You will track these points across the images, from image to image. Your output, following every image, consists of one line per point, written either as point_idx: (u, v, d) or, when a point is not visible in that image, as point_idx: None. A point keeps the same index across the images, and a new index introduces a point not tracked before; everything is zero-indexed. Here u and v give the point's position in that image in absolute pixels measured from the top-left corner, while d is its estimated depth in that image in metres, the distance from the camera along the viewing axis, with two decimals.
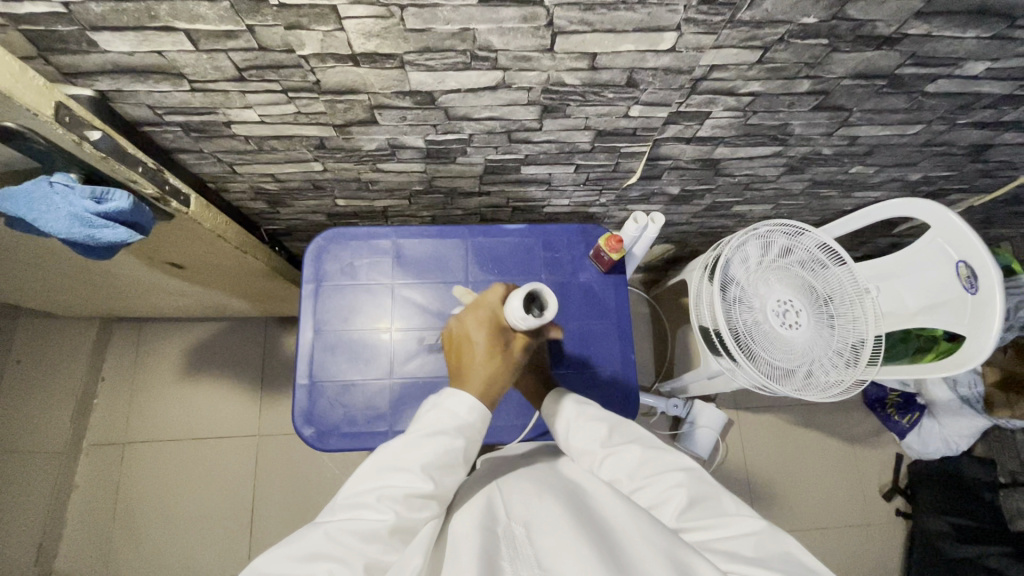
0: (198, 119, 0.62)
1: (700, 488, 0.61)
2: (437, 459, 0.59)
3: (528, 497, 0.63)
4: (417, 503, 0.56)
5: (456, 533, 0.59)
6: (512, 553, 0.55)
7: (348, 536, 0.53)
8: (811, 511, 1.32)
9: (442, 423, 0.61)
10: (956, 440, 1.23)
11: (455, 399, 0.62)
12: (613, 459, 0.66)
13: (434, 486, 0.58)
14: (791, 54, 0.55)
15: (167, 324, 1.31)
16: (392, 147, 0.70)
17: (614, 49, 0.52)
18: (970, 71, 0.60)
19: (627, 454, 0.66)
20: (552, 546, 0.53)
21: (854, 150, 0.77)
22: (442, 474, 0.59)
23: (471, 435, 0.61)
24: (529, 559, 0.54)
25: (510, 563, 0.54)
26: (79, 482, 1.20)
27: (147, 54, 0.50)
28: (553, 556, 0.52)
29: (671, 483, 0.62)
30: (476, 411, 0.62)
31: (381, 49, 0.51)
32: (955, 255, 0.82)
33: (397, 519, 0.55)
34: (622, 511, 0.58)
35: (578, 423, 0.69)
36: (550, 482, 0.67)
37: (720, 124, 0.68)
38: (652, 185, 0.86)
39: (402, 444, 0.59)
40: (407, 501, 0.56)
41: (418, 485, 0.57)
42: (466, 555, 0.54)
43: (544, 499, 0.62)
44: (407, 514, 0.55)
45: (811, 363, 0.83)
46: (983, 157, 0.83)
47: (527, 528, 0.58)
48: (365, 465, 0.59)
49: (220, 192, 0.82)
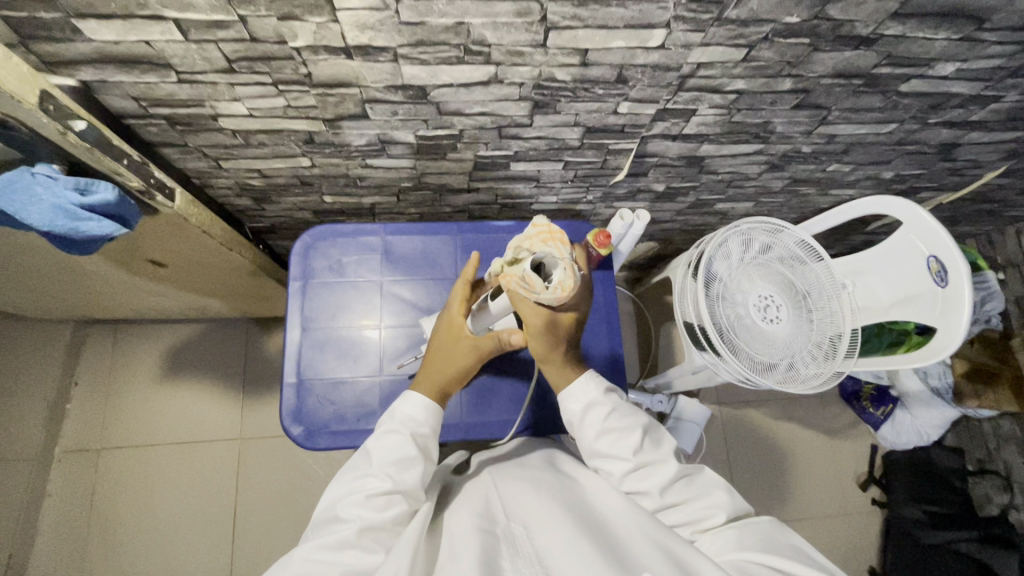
0: (185, 112, 0.61)
1: (730, 505, 0.63)
2: (389, 457, 0.61)
3: (522, 492, 0.64)
4: (382, 502, 0.60)
5: (451, 530, 0.60)
6: (512, 549, 0.56)
7: (321, 551, 0.57)
8: (790, 503, 1.35)
9: (391, 423, 0.64)
10: (928, 431, 1.28)
11: (408, 402, 0.64)
12: (645, 474, 0.63)
13: (392, 483, 0.60)
14: (775, 53, 0.57)
15: (144, 326, 1.28)
16: (382, 142, 0.70)
17: (605, 45, 0.53)
18: (941, 72, 0.63)
19: (659, 468, 0.64)
20: (551, 541, 0.54)
21: (831, 148, 0.80)
22: (399, 470, 0.61)
23: (422, 428, 0.63)
24: (530, 557, 0.55)
25: (511, 561, 0.55)
26: (50, 491, 1.16)
27: (134, 44, 0.50)
28: (551, 549, 0.54)
29: (708, 504, 0.63)
30: (426, 410, 0.64)
31: (375, 41, 0.51)
32: (926, 250, 0.85)
33: (365, 523, 0.58)
34: (625, 513, 0.60)
35: (609, 430, 0.64)
36: (545, 475, 0.67)
37: (706, 122, 0.69)
38: (638, 182, 0.88)
39: (359, 456, 0.63)
40: (370, 502, 0.59)
41: (377, 485, 0.60)
42: (466, 553, 0.54)
43: (541, 493, 0.62)
44: (374, 515, 0.59)
45: (793, 356, 0.86)
46: (951, 156, 0.86)
47: (527, 525, 0.58)
48: (333, 480, 0.64)
49: (204, 188, 0.80)
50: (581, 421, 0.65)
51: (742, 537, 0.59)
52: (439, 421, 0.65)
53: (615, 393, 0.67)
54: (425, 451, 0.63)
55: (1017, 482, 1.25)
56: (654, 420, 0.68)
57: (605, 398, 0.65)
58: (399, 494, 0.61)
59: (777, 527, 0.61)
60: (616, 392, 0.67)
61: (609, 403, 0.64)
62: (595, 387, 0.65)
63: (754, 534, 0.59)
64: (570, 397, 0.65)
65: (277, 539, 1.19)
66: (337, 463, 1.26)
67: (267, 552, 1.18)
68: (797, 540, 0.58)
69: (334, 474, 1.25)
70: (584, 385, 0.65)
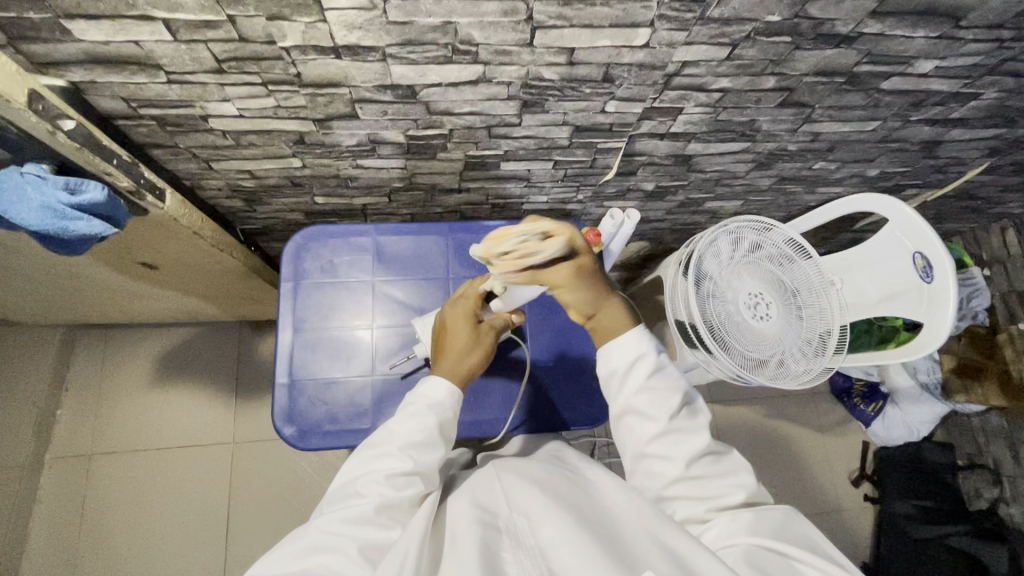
0: (175, 113, 0.61)
1: (750, 488, 0.64)
2: (413, 440, 0.62)
3: (523, 479, 0.64)
4: (401, 481, 0.61)
5: (452, 518, 0.61)
6: (515, 541, 0.57)
7: (340, 524, 0.58)
8: (783, 499, 1.36)
9: (417, 404, 0.65)
10: (917, 427, 1.29)
11: (431, 385, 0.65)
12: (677, 439, 0.65)
13: (413, 463, 0.62)
14: (758, 51, 0.58)
15: (136, 330, 1.27)
16: (372, 142, 0.70)
17: (591, 44, 0.54)
18: (921, 69, 0.64)
19: (692, 437, 0.65)
20: (550, 534, 0.55)
21: (817, 146, 0.81)
22: (421, 451, 0.63)
23: (446, 412, 0.65)
24: (532, 549, 0.55)
25: (512, 553, 0.56)
26: (42, 496, 1.15)
27: (123, 44, 0.50)
28: (550, 543, 0.54)
29: (729, 483, 0.64)
30: (444, 390, 0.65)
31: (363, 41, 0.51)
32: (912, 247, 0.87)
33: (382, 500, 0.60)
34: (627, 505, 0.60)
35: (650, 389, 0.66)
36: (551, 472, 0.66)
37: (692, 120, 0.70)
38: (628, 181, 0.89)
39: (381, 433, 0.64)
40: (390, 481, 0.61)
41: (397, 466, 0.61)
42: (464, 548, 0.54)
43: (547, 486, 0.62)
44: (393, 494, 0.60)
45: (783, 353, 0.86)
46: (935, 153, 0.88)
47: (529, 516, 0.58)
48: (351, 456, 0.65)
49: (196, 189, 0.80)
50: (624, 375, 0.67)
51: (757, 522, 0.59)
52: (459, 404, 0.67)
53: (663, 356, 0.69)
54: (445, 436, 0.65)
55: (1006, 476, 1.27)
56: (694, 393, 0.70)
57: (652, 356, 0.68)
58: (418, 475, 0.62)
59: (795, 518, 0.60)
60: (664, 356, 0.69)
61: (654, 362, 0.67)
62: (644, 343, 0.68)
63: (770, 521, 0.59)
64: (615, 350, 0.68)
65: (271, 543, 1.18)
66: (331, 464, 1.26)
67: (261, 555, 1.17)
68: (812, 532, 0.59)
69: (328, 475, 1.24)
70: (630, 339, 0.68)
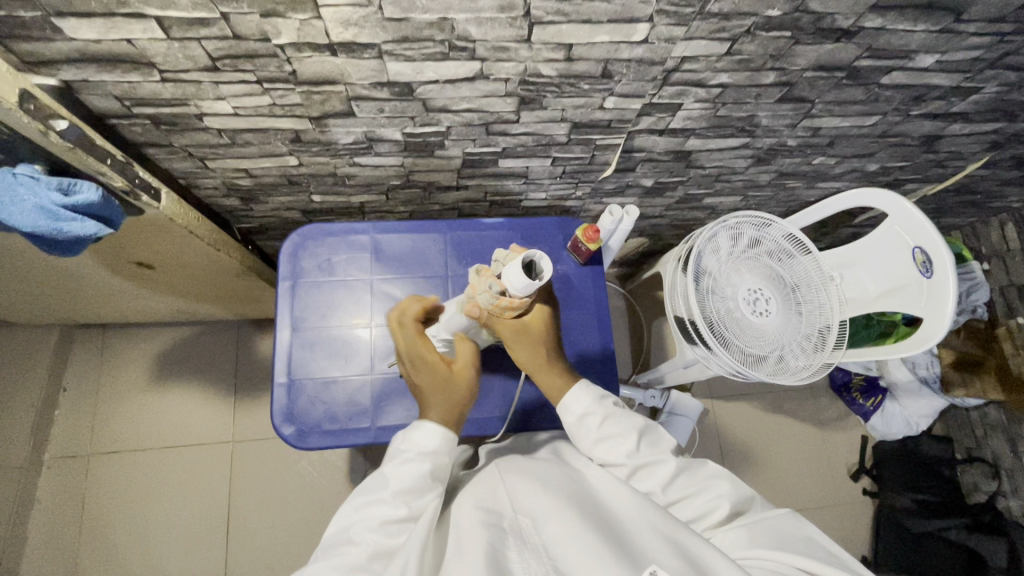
0: (169, 111, 0.60)
1: (732, 495, 0.64)
2: (406, 485, 0.61)
3: (529, 479, 0.64)
4: (395, 529, 0.60)
5: (457, 524, 0.60)
6: (519, 542, 0.56)
7: (330, 573, 0.55)
8: (782, 495, 1.36)
9: (407, 450, 0.63)
10: (917, 420, 1.29)
11: (421, 431, 0.63)
12: (647, 474, 0.66)
13: (407, 509, 0.61)
14: (757, 46, 0.57)
15: (134, 330, 1.27)
16: (369, 140, 0.70)
17: (590, 40, 0.53)
18: (921, 64, 0.63)
19: (661, 467, 0.66)
20: (557, 534, 0.55)
21: (816, 141, 0.81)
22: (414, 497, 0.62)
23: (440, 458, 0.63)
24: (538, 548, 0.55)
25: (517, 552, 0.55)
26: (41, 497, 1.15)
27: (115, 43, 0.49)
28: (559, 543, 0.54)
29: (711, 497, 0.64)
30: (439, 437, 0.63)
31: (359, 38, 0.51)
32: (911, 241, 0.87)
33: (376, 548, 0.58)
34: (630, 503, 0.60)
35: (607, 436, 0.67)
36: (552, 471, 0.66)
37: (692, 116, 0.70)
38: (627, 177, 0.88)
39: (376, 478, 0.63)
40: (384, 528, 0.59)
41: (391, 512, 0.60)
42: (471, 553, 0.54)
43: (549, 485, 0.62)
44: (386, 541, 0.58)
45: (782, 349, 0.86)
46: (934, 148, 0.87)
47: (535, 518, 0.58)
48: (345, 501, 0.63)
49: (191, 188, 0.80)
50: (578, 429, 0.68)
51: (752, 532, 0.59)
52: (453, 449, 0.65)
53: (610, 400, 0.70)
54: (437, 481, 0.64)
55: (1004, 469, 1.28)
56: (653, 424, 0.70)
57: (598, 407, 0.68)
58: (411, 524, 0.61)
59: (791, 518, 0.60)
60: (611, 397, 0.70)
61: (601, 411, 0.67)
62: (587, 399, 0.68)
63: (765, 529, 0.59)
64: (567, 409, 0.68)
65: (272, 542, 1.18)
66: (332, 463, 1.25)
67: (261, 555, 1.17)
68: (810, 530, 0.58)
69: (328, 474, 1.24)
70: (577, 395, 0.68)
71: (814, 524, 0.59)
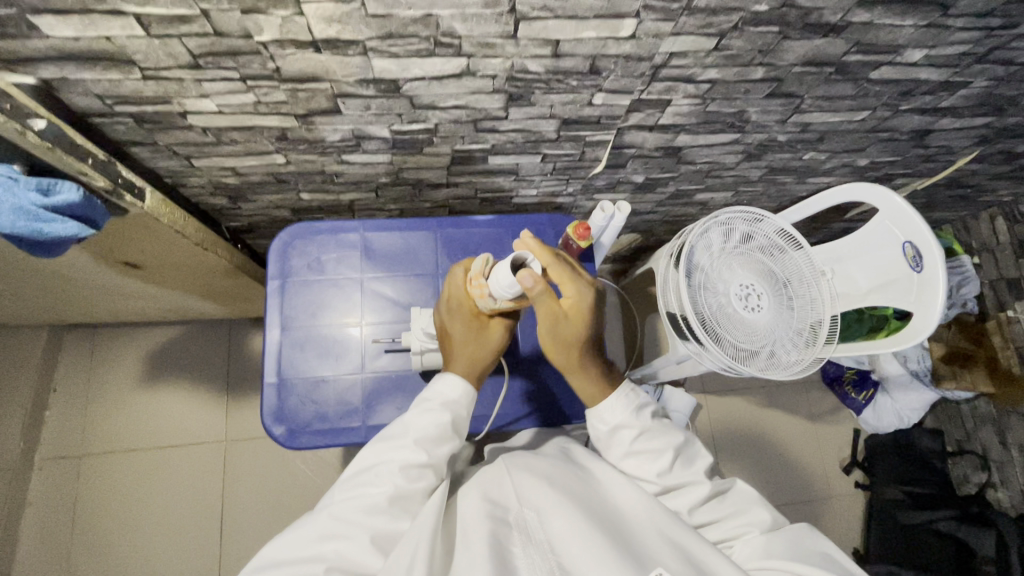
0: (151, 110, 0.59)
1: (767, 522, 0.62)
2: (428, 434, 0.63)
3: (534, 473, 0.63)
4: (414, 474, 0.62)
5: (461, 513, 0.61)
6: (524, 538, 0.57)
7: (353, 513, 0.59)
8: (776, 488, 1.37)
9: (431, 398, 0.65)
10: (908, 413, 1.29)
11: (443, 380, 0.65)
12: (677, 492, 0.64)
13: (426, 456, 0.62)
14: (745, 41, 0.57)
15: (125, 329, 1.26)
16: (356, 138, 0.69)
17: (576, 36, 0.53)
18: (910, 58, 0.63)
19: (694, 488, 0.64)
20: (563, 531, 0.56)
21: (806, 137, 0.81)
22: (434, 444, 0.63)
23: (460, 408, 0.65)
24: (542, 545, 0.56)
25: (522, 548, 0.56)
26: (33, 497, 1.14)
27: (94, 40, 0.48)
28: (566, 542, 0.55)
29: (744, 523, 0.62)
30: (460, 389, 0.65)
31: (343, 35, 0.50)
32: (901, 236, 0.87)
33: (396, 491, 0.60)
34: (640, 505, 0.60)
35: (639, 447, 0.65)
36: (560, 467, 0.66)
37: (680, 112, 0.70)
38: (618, 173, 0.88)
39: (397, 426, 0.64)
40: (404, 473, 0.61)
41: (412, 458, 0.62)
42: (477, 544, 0.55)
43: (557, 480, 0.62)
44: (406, 485, 0.61)
45: (774, 343, 0.86)
46: (924, 142, 0.87)
47: (540, 511, 0.59)
48: (368, 443, 0.64)
49: (178, 187, 0.79)
50: (608, 441, 0.67)
51: (771, 546, 0.59)
52: (472, 403, 0.66)
53: (649, 411, 0.68)
54: (457, 431, 0.65)
55: (993, 461, 1.29)
56: (688, 437, 0.68)
57: (634, 421, 0.66)
58: (430, 470, 0.63)
59: (811, 535, 0.60)
60: (649, 408, 0.68)
61: (637, 426, 0.66)
62: (624, 411, 0.66)
63: (783, 542, 0.59)
64: (599, 419, 0.66)
65: (266, 540, 1.18)
66: (326, 461, 1.25)
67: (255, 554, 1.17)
68: (829, 547, 0.58)
69: (322, 472, 1.24)
70: (614, 405, 0.66)
71: (836, 545, 0.59)
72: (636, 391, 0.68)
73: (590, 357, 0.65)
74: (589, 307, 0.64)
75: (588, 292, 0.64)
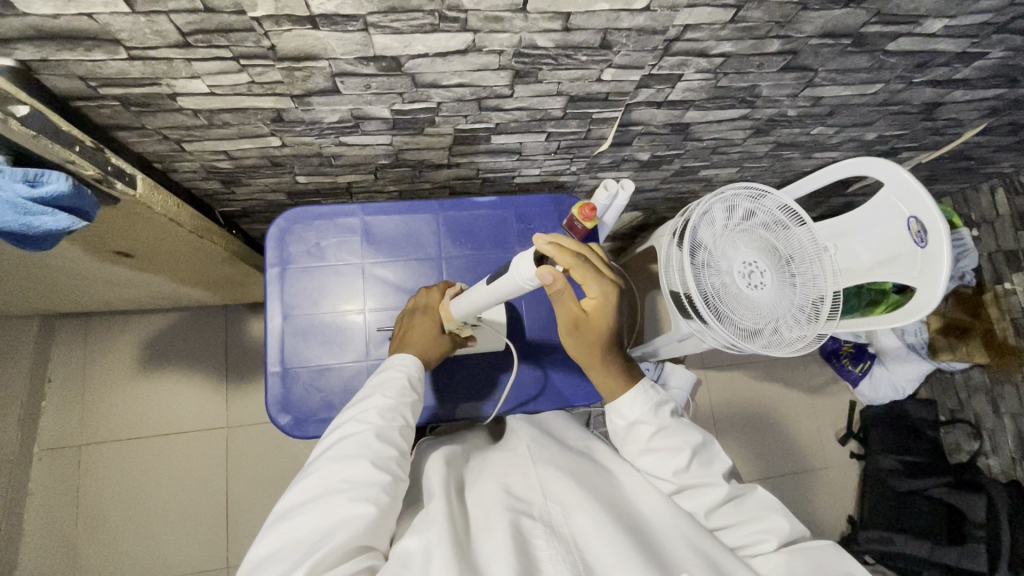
0: (139, 92, 0.56)
1: (784, 530, 0.61)
2: (391, 381, 0.65)
3: (558, 468, 0.64)
4: (389, 415, 0.62)
5: (482, 501, 0.61)
6: (548, 528, 0.57)
7: (345, 451, 0.58)
8: (773, 459, 1.40)
9: (388, 364, 0.68)
10: (903, 384, 1.32)
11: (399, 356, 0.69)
12: (694, 492, 0.64)
13: (396, 400, 0.64)
14: (763, 13, 0.55)
15: (118, 316, 1.23)
16: (355, 118, 0.66)
17: (588, 8, 0.51)
18: (929, 29, 0.61)
19: (712, 489, 0.63)
20: (586, 526, 0.56)
21: (816, 111, 0.79)
22: (401, 393, 0.65)
23: (411, 368, 0.67)
24: (565, 538, 0.56)
25: (545, 539, 0.55)
26: (33, 488, 1.13)
27: (75, 18, 0.45)
28: (591, 539, 0.55)
29: (761, 529, 0.61)
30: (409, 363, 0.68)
31: (342, 9, 0.47)
32: (906, 211, 0.86)
33: (379, 430, 0.60)
34: (662, 508, 0.61)
35: (656, 446, 0.65)
36: (581, 464, 0.66)
37: (691, 87, 0.67)
38: (623, 151, 0.86)
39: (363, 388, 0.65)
40: (381, 415, 0.62)
41: (383, 401, 0.63)
42: (499, 533, 0.55)
43: (575, 477, 0.62)
44: (384, 425, 0.61)
45: (777, 321, 0.86)
46: (933, 115, 0.86)
47: (563, 505, 0.59)
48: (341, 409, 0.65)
49: (168, 172, 0.76)
50: (626, 435, 0.68)
51: (793, 562, 0.57)
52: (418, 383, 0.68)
53: (666, 411, 0.68)
54: (416, 389, 0.67)
55: (985, 430, 1.32)
56: (707, 440, 0.68)
57: (652, 417, 0.67)
58: (402, 410, 0.64)
59: (835, 552, 0.58)
60: (667, 410, 0.68)
61: (655, 423, 0.66)
62: (641, 407, 0.67)
63: (806, 558, 0.57)
64: (616, 413, 0.68)
65: None
66: None
67: None
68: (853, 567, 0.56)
69: None
70: (633, 400, 0.67)
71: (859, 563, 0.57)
72: (655, 388, 0.69)
73: (606, 352, 0.67)
74: (612, 306, 0.64)
75: (613, 293, 0.63)
